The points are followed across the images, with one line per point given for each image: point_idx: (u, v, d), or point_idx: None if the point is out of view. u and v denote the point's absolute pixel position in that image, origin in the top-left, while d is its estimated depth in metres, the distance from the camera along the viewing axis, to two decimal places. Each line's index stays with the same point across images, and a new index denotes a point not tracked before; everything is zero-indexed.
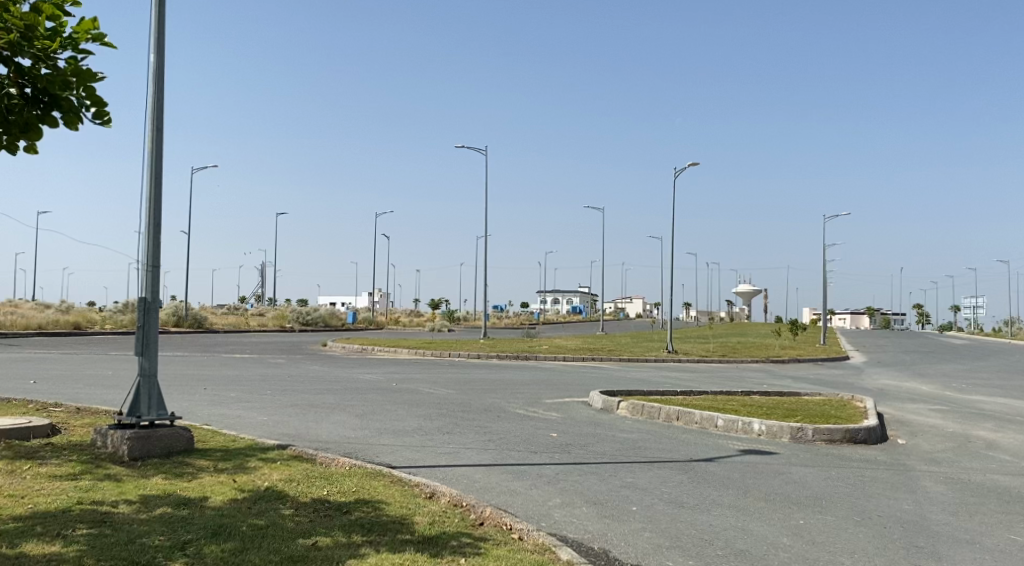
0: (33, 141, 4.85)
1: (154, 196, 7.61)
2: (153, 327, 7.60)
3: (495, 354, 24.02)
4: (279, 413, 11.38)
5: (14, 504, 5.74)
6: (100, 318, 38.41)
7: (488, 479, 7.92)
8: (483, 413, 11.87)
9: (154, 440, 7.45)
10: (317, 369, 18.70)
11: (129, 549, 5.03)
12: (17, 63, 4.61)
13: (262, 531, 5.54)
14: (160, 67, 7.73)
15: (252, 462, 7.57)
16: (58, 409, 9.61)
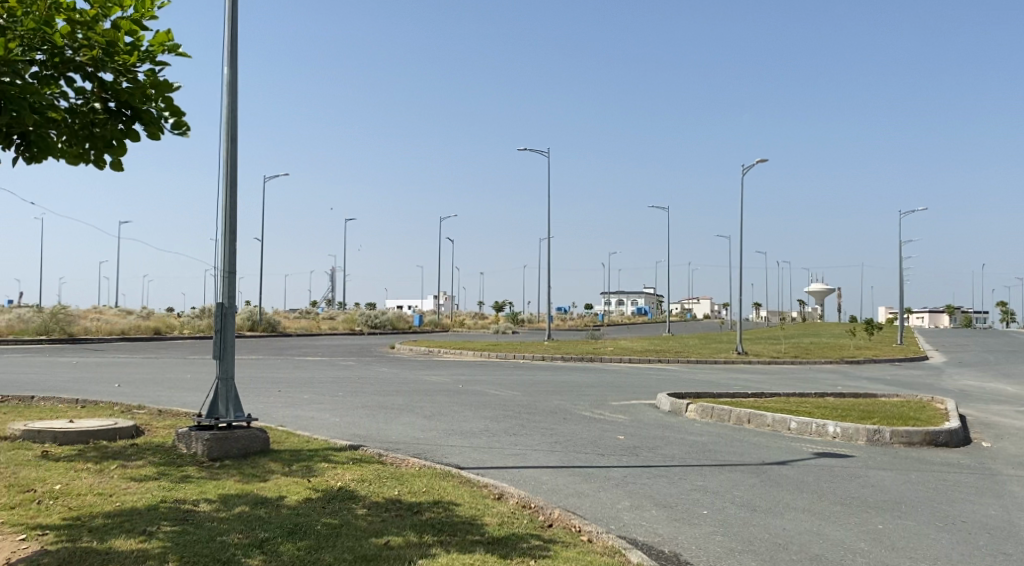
0: (117, 154, 5.06)
1: (230, 203, 7.84)
2: (230, 331, 7.83)
3: (561, 356, 24.04)
4: (351, 415, 11.61)
5: (103, 502, 5.98)
6: (179, 323, 39.77)
7: (556, 481, 7.93)
8: (550, 415, 11.88)
9: (232, 440, 7.67)
10: (386, 371, 19.00)
11: (210, 546, 5.20)
12: (100, 79, 4.80)
13: (336, 530, 5.66)
14: (233, 78, 7.97)
15: (326, 462, 7.74)
16: (141, 412, 9.98)
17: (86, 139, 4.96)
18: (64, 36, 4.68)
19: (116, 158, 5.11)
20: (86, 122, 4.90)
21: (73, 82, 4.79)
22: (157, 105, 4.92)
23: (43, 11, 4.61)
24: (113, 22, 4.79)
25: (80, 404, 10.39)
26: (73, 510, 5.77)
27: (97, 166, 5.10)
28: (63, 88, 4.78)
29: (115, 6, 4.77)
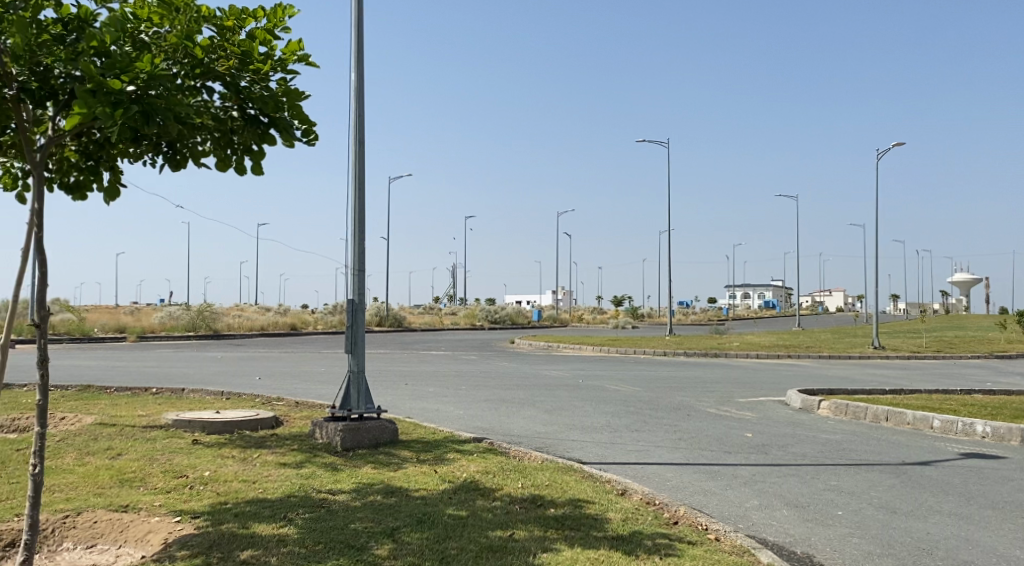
0: (257, 160, 5.30)
1: (359, 204, 8.12)
2: (360, 327, 8.10)
3: (683, 351, 23.69)
4: (474, 408, 11.83)
5: (247, 488, 6.32)
6: (311, 319, 41.47)
7: (681, 478, 7.80)
8: (673, 411, 11.70)
9: (364, 431, 7.94)
10: (507, 366, 19.21)
11: (345, 533, 5.40)
12: (238, 87, 5.05)
13: (463, 521, 5.78)
14: (360, 84, 8.23)
15: (452, 454, 7.90)
16: (280, 403, 10.49)
17: (228, 145, 5.22)
18: (204, 49, 4.95)
19: (253, 163, 5.32)
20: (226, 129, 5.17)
21: (213, 91, 5.06)
22: (291, 110, 5.12)
23: (186, 25, 4.89)
24: (248, 33, 5.04)
25: (224, 396, 11.00)
26: (220, 495, 6.13)
27: (236, 172, 5.33)
28: (206, 97, 5.04)
29: (250, 17, 5.03)
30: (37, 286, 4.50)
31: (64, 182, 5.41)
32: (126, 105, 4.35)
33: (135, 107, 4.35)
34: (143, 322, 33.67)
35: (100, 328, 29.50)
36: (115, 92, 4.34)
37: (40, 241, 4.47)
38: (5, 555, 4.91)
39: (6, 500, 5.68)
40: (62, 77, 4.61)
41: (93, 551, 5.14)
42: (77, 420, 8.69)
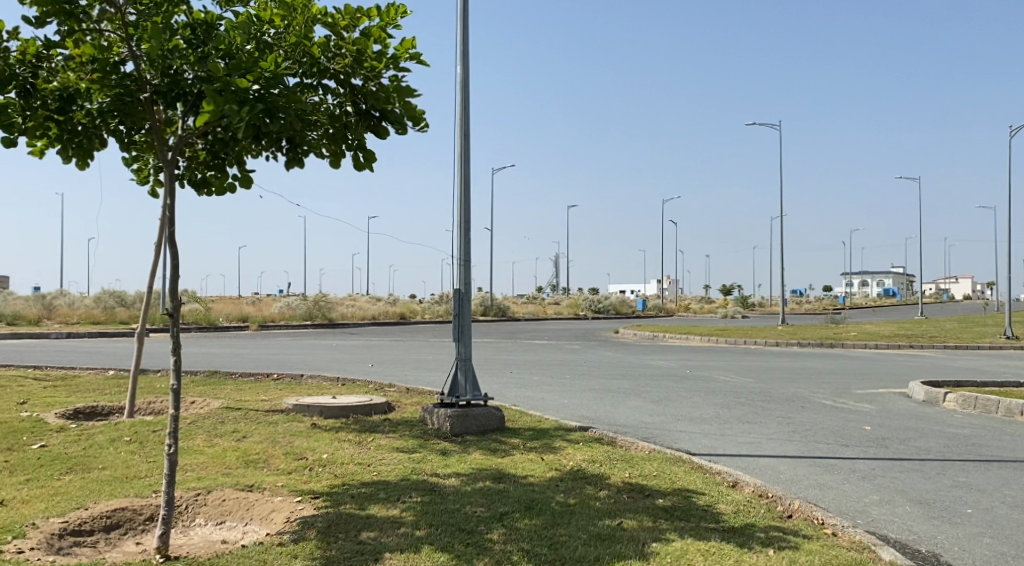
0: (369, 154, 5.40)
1: (465, 194, 8.23)
2: (466, 315, 8.23)
3: (796, 341, 22.96)
4: (581, 397, 11.82)
5: (362, 471, 6.53)
6: (420, 308, 42.28)
7: (796, 471, 7.58)
8: (786, 403, 11.37)
9: (472, 417, 8.06)
10: (613, 355, 19.09)
11: (456, 516, 5.50)
12: (352, 85, 5.17)
13: (572, 508, 5.79)
14: (465, 75, 8.33)
15: (559, 442, 7.91)
16: (392, 389, 10.77)
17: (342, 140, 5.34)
18: (320, 47, 5.08)
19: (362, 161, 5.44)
20: (341, 125, 5.32)
21: (329, 88, 5.21)
22: (400, 106, 5.19)
23: (303, 25, 5.05)
24: (363, 30, 5.13)
25: (340, 382, 11.38)
26: (338, 477, 6.34)
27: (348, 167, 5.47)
28: (322, 94, 5.20)
29: (364, 16, 5.13)
30: (170, 278, 4.76)
31: (192, 177, 5.76)
32: (251, 103, 4.52)
33: (259, 104, 4.51)
34: (263, 311, 35.19)
35: (224, 317, 31.01)
36: (241, 89, 4.56)
37: (173, 235, 4.73)
38: (146, 529, 5.25)
39: (145, 477, 6.06)
40: (192, 79, 4.82)
41: (223, 528, 5.43)
42: (206, 404, 9.18)
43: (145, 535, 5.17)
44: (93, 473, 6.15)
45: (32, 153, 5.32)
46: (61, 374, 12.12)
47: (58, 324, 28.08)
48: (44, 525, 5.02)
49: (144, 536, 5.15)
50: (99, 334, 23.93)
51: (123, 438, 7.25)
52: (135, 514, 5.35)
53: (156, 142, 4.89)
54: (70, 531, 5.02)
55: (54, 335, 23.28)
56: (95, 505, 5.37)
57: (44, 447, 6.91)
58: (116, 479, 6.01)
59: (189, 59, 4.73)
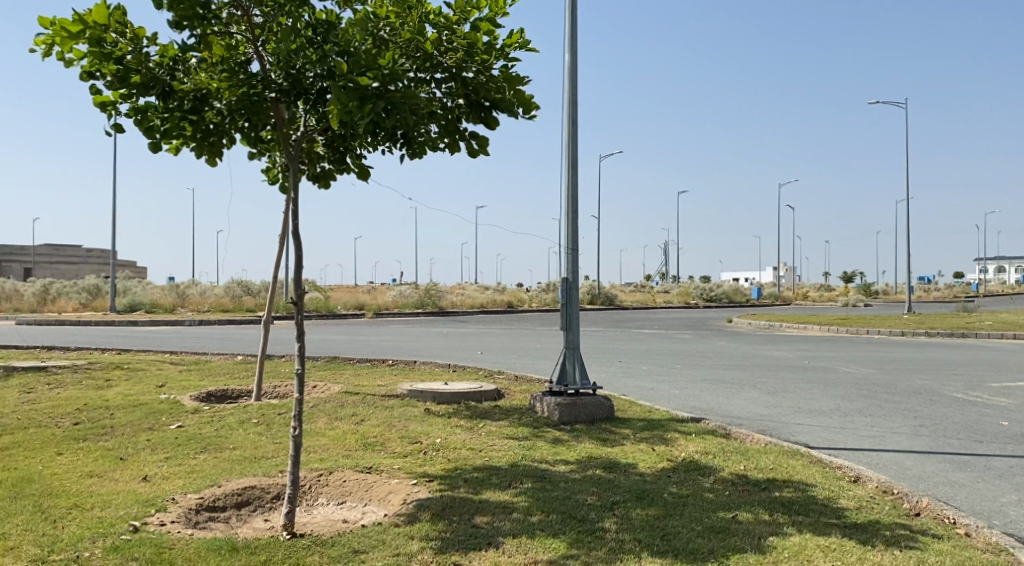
0: (481, 144, 5.46)
1: (573, 183, 8.19)
2: (574, 304, 8.23)
3: (923, 331, 21.84)
4: (693, 387, 11.61)
5: (474, 456, 6.62)
6: (527, 297, 42.54)
7: (923, 467, 7.22)
8: (912, 396, 10.83)
9: (581, 406, 8.04)
10: (726, 345, 18.68)
11: (566, 503, 5.51)
12: (463, 77, 5.24)
13: (684, 499, 5.70)
14: (574, 64, 8.28)
15: (671, 433, 7.80)
16: (502, 377, 10.88)
17: (455, 132, 5.40)
18: (434, 42, 5.13)
19: (474, 148, 5.51)
20: (453, 117, 5.36)
21: (440, 82, 5.28)
22: (512, 94, 5.30)
23: (417, 22, 5.09)
24: (473, 23, 5.19)
25: (452, 369, 11.58)
26: (451, 461, 6.46)
27: (457, 155, 5.53)
28: (434, 88, 5.27)
29: (474, 9, 5.18)
30: (294, 268, 4.93)
31: (312, 172, 5.94)
32: (374, 101, 4.64)
33: (380, 101, 4.65)
34: (377, 299, 36.21)
35: (341, 305, 32.07)
36: (363, 88, 4.62)
37: (298, 227, 4.91)
38: (274, 507, 5.49)
39: (272, 457, 6.34)
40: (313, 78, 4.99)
41: (344, 508, 5.62)
42: (326, 388, 9.52)
43: (274, 512, 5.42)
44: (224, 453, 6.47)
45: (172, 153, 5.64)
46: (195, 358, 12.84)
47: (190, 311, 29.77)
48: (182, 500, 5.32)
49: (272, 514, 5.39)
50: (228, 321, 25.17)
51: (251, 420, 7.60)
52: (264, 492, 5.60)
53: (282, 138, 5.11)
54: (206, 507, 5.30)
55: (188, 322, 24.68)
56: (227, 483, 5.66)
57: (181, 427, 7.33)
58: (246, 458, 6.30)
59: (310, 58, 4.86)
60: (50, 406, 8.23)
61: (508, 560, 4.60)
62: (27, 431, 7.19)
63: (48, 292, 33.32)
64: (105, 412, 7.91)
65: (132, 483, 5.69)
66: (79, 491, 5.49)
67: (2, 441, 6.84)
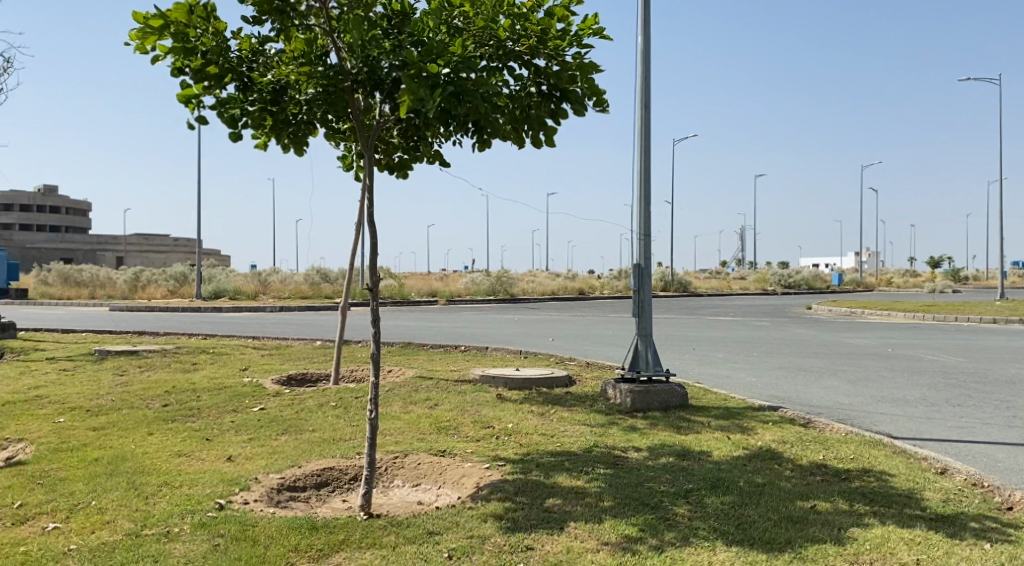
0: (551, 135, 5.46)
1: (645, 167, 8.11)
2: (647, 290, 8.17)
3: (1016, 318, 20.92)
4: (769, 375, 11.41)
5: (546, 441, 6.65)
6: (600, 283, 42.37)
7: (1016, 460, 6.93)
8: (1005, 385, 10.41)
9: (654, 393, 7.99)
10: (807, 332, 18.26)
11: (640, 490, 5.49)
12: (535, 64, 5.26)
13: (760, 488, 5.61)
14: (647, 46, 8.18)
15: (748, 421, 7.68)
16: (574, 364, 10.88)
17: (526, 121, 5.41)
18: (506, 30, 5.16)
19: (543, 138, 5.51)
20: (525, 106, 5.37)
21: (513, 70, 5.30)
22: (583, 83, 5.28)
23: (490, 11, 5.10)
24: (547, 11, 5.19)
25: (524, 355, 11.64)
26: (524, 447, 6.50)
27: (526, 147, 5.55)
28: (507, 77, 5.30)
29: None
30: (369, 255, 5.03)
31: (386, 162, 6.07)
32: (443, 87, 4.69)
33: (452, 88, 4.69)
34: (450, 286, 36.62)
35: (415, 292, 32.55)
36: (433, 74, 4.68)
37: (371, 215, 5.00)
38: (352, 487, 5.63)
39: (350, 439, 6.50)
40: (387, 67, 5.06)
41: (419, 490, 5.73)
42: (401, 372, 9.69)
43: (351, 493, 5.56)
44: (304, 435, 6.66)
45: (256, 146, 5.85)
46: (276, 343, 13.23)
47: (271, 298, 30.66)
48: (264, 479, 5.51)
49: (350, 494, 5.53)
50: (307, 307, 25.80)
51: (330, 403, 7.80)
52: (342, 473, 5.75)
53: (358, 127, 5.22)
54: (287, 486, 5.49)
55: (269, 308, 25.45)
56: (307, 464, 5.83)
57: (264, 409, 7.57)
58: (325, 440, 6.48)
59: (384, 48, 4.93)
60: (141, 388, 8.61)
61: (581, 545, 4.61)
62: (120, 411, 7.54)
63: (138, 279, 34.81)
64: (192, 395, 8.22)
65: (218, 462, 5.91)
66: (169, 469, 5.74)
67: (97, 420, 7.19)
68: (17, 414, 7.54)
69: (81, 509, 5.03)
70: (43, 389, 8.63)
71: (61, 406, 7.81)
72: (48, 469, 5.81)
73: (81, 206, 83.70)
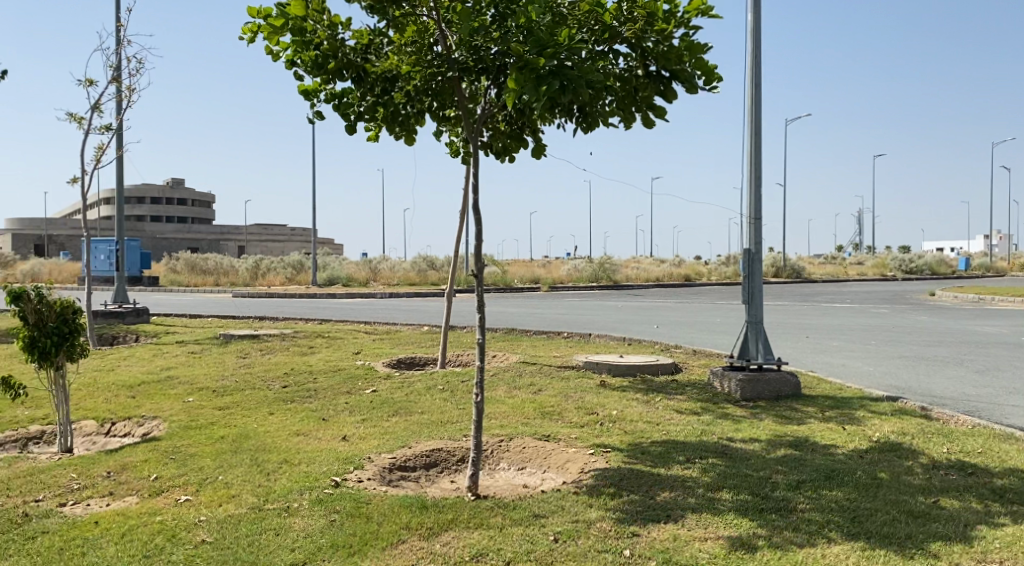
0: (659, 117, 5.42)
1: (755, 149, 7.92)
2: (757, 276, 7.99)
3: None
4: (888, 364, 10.98)
5: (652, 429, 6.63)
6: (707, 269, 41.56)
7: None
8: None
9: (764, 382, 7.81)
10: (930, 320, 17.42)
11: (750, 481, 5.41)
12: (642, 47, 5.21)
13: (878, 481, 5.44)
14: (758, 24, 7.97)
15: (863, 412, 7.44)
16: (680, 351, 10.77)
17: (631, 103, 5.39)
18: (613, 13, 5.12)
19: (651, 119, 5.47)
20: (632, 88, 5.34)
21: (620, 53, 5.27)
22: (692, 63, 5.21)
23: None
24: None
25: (628, 342, 11.59)
26: (629, 434, 6.51)
27: (633, 129, 5.52)
28: (613, 60, 5.28)
29: None
30: (475, 242, 5.13)
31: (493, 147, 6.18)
32: (548, 76, 4.71)
33: (556, 78, 4.69)
34: (554, 272, 36.71)
35: (519, 278, 32.82)
36: (539, 66, 4.70)
37: (476, 203, 5.10)
38: (459, 469, 5.79)
39: (457, 422, 6.66)
40: (494, 55, 5.11)
41: (525, 473, 5.83)
42: (506, 358, 9.83)
43: (459, 474, 5.71)
44: (414, 417, 6.87)
45: (372, 140, 6.10)
46: (386, 328, 13.64)
47: (381, 285, 31.54)
48: (377, 459, 5.73)
49: (458, 475, 5.69)
50: (415, 293, 26.46)
51: (438, 386, 8.01)
52: (450, 454, 5.91)
53: (464, 115, 5.32)
54: (398, 466, 5.68)
55: (380, 294, 26.20)
56: (417, 445, 6.03)
57: (375, 391, 7.84)
58: (433, 422, 6.67)
59: (491, 37, 5.01)
60: (262, 370, 9.07)
61: (688, 534, 4.60)
62: (244, 392, 7.98)
63: (257, 266, 36.41)
64: (308, 377, 8.61)
65: (333, 442, 6.18)
66: (289, 447, 6.04)
67: (223, 400, 7.63)
68: (152, 394, 8.07)
69: (210, 483, 5.35)
70: (174, 370, 9.20)
71: (191, 386, 8.31)
72: (180, 445, 6.22)
73: (204, 198, 88.20)
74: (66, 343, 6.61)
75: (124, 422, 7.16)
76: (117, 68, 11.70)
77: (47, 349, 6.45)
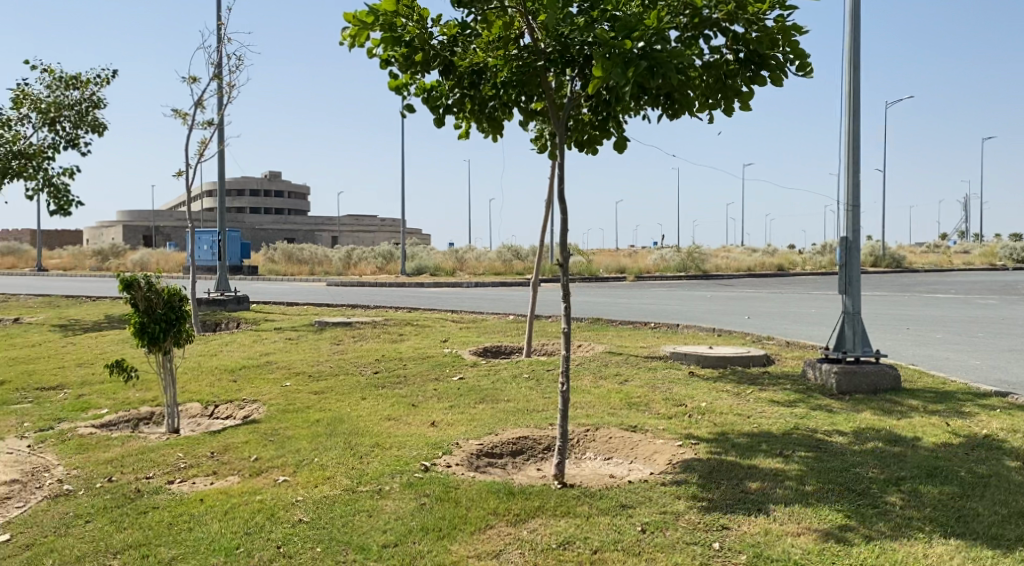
0: (749, 103, 5.31)
1: (853, 134, 7.67)
2: (854, 265, 7.74)
3: None
4: (995, 358, 10.47)
5: (742, 421, 6.52)
6: (801, 258, 40.45)
7: None
8: None
9: (862, 375, 7.58)
10: None
11: (845, 476, 5.26)
12: (733, 30, 5.11)
13: (985, 479, 5.22)
14: (856, 4, 7.70)
15: (969, 407, 7.12)
16: (771, 343, 10.53)
17: (719, 90, 5.31)
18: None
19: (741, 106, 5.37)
20: (721, 75, 5.25)
21: (710, 38, 5.19)
22: (785, 48, 5.09)
23: None
24: None
25: (718, 333, 11.40)
26: (718, 426, 6.43)
27: (722, 117, 5.43)
28: (702, 45, 5.19)
29: None
30: (561, 231, 5.15)
31: (579, 139, 6.17)
32: (635, 61, 4.67)
33: (644, 62, 4.65)
34: (641, 262, 36.36)
35: (606, 268, 32.62)
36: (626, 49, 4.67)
37: (562, 193, 5.11)
38: (545, 457, 5.83)
39: (543, 411, 6.70)
40: (580, 46, 5.11)
41: (611, 463, 5.83)
42: (592, 348, 9.82)
43: (545, 462, 5.76)
44: (500, 404, 6.96)
45: (460, 136, 6.18)
46: (473, 317, 13.80)
47: (468, 274, 31.90)
48: (465, 445, 5.83)
49: (545, 463, 5.73)
50: (502, 283, 26.64)
51: (524, 375, 8.07)
52: (537, 443, 5.96)
53: (550, 106, 5.34)
54: (485, 453, 5.77)
55: (467, 283, 26.49)
56: (504, 432, 6.10)
57: (463, 379, 7.96)
58: (519, 410, 6.73)
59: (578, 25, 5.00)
60: (354, 357, 9.32)
61: (780, 528, 4.52)
62: (337, 378, 8.22)
63: (349, 257, 37.31)
64: (398, 364, 8.80)
65: (422, 427, 6.32)
66: (380, 432, 6.21)
67: (318, 385, 7.88)
68: (252, 378, 8.41)
69: (306, 465, 5.56)
70: (272, 356, 9.55)
71: (288, 371, 8.62)
72: (278, 427, 6.46)
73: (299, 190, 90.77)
74: (173, 329, 6.94)
75: (226, 405, 7.48)
76: (218, 65, 12.16)
77: (156, 334, 6.79)
